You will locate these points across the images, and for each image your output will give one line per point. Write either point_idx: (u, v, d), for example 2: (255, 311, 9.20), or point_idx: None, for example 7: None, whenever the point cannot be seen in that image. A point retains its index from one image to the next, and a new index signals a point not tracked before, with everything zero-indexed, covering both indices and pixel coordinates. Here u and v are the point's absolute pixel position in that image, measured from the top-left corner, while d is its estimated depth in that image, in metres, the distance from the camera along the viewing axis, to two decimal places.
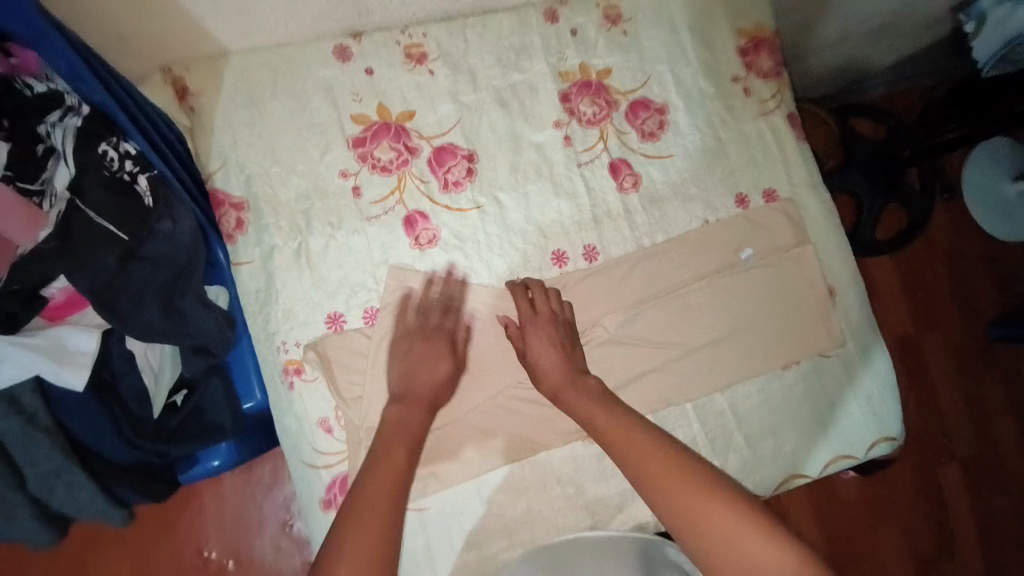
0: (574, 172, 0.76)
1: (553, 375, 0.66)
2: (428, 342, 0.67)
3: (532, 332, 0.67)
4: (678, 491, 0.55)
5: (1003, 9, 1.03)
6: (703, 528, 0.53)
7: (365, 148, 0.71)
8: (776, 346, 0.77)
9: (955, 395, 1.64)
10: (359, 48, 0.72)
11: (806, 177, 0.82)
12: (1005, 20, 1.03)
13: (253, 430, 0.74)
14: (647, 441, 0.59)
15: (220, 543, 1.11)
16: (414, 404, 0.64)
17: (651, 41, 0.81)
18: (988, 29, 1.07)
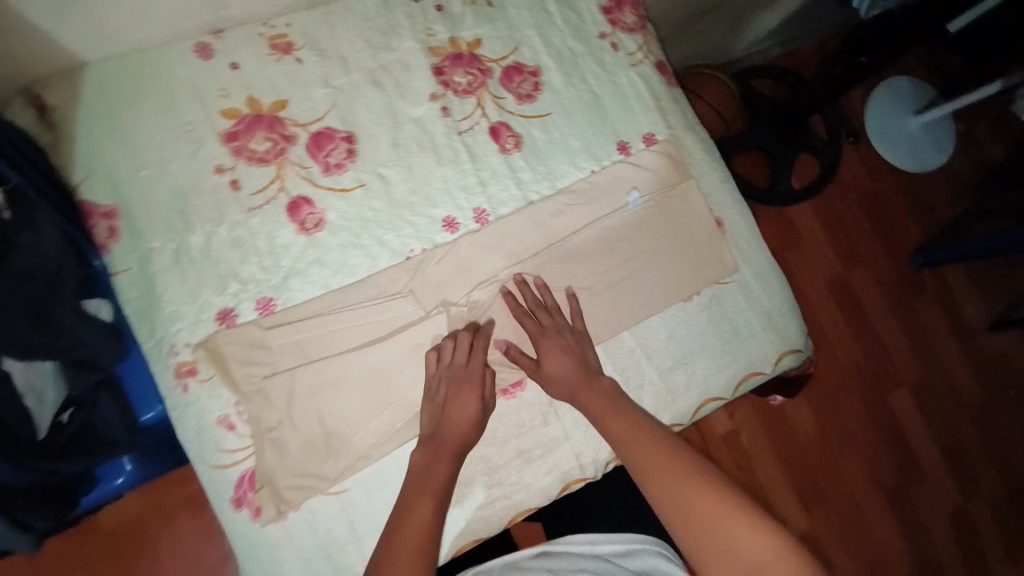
0: (454, 140, 0.78)
1: (572, 380, 0.70)
2: (456, 382, 0.68)
3: (546, 345, 0.71)
4: (681, 494, 0.60)
5: None
6: (696, 516, 0.58)
7: (239, 141, 0.71)
8: (673, 277, 0.80)
9: (892, 323, 1.78)
10: (221, 44, 0.72)
11: (682, 119, 0.86)
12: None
13: (155, 443, 0.75)
14: (651, 440, 0.65)
15: None
16: (414, 482, 0.64)
17: (517, 9, 0.84)
18: None
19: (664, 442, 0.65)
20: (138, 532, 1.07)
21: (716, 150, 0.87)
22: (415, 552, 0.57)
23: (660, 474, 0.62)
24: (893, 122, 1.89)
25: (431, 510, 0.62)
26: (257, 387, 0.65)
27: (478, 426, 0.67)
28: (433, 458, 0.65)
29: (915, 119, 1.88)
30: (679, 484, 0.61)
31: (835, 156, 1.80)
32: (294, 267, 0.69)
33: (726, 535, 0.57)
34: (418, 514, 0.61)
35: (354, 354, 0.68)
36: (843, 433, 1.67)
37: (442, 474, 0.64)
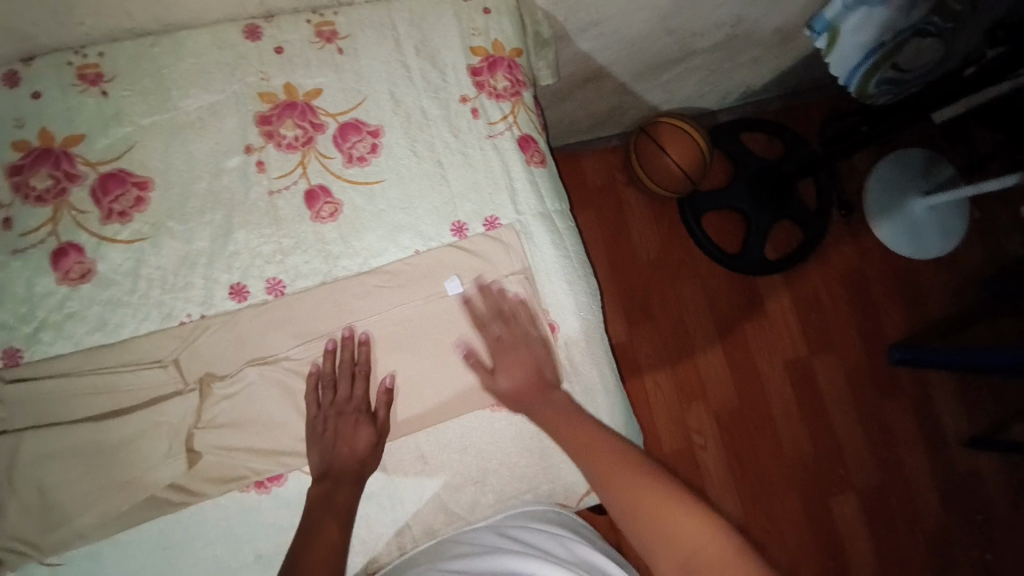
0: (263, 200, 0.71)
1: (522, 391, 0.70)
2: (342, 416, 0.68)
3: (502, 356, 0.71)
4: (632, 488, 0.59)
5: (858, 15, 1.00)
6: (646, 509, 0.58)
7: (22, 176, 0.67)
8: (467, 387, 0.70)
9: (850, 420, 1.62)
10: (26, 72, 0.69)
11: (537, 205, 0.77)
12: (862, 30, 1.03)
13: None
14: (606, 446, 0.64)
15: None
16: (340, 480, 0.66)
17: (370, 60, 0.77)
18: (844, 39, 1.06)
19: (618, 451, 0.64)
20: None
21: (573, 244, 0.78)
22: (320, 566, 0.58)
23: (613, 478, 0.61)
24: (900, 200, 1.68)
25: (337, 532, 0.62)
26: None
27: (372, 452, 0.68)
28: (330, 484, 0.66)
29: (923, 201, 1.65)
30: (622, 478, 0.61)
31: (819, 229, 1.63)
32: (48, 319, 0.65)
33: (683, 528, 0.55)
34: (326, 530, 0.62)
35: (87, 424, 0.63)
36: (770, 532, 1.53)
37: (346, 499, 0.65)
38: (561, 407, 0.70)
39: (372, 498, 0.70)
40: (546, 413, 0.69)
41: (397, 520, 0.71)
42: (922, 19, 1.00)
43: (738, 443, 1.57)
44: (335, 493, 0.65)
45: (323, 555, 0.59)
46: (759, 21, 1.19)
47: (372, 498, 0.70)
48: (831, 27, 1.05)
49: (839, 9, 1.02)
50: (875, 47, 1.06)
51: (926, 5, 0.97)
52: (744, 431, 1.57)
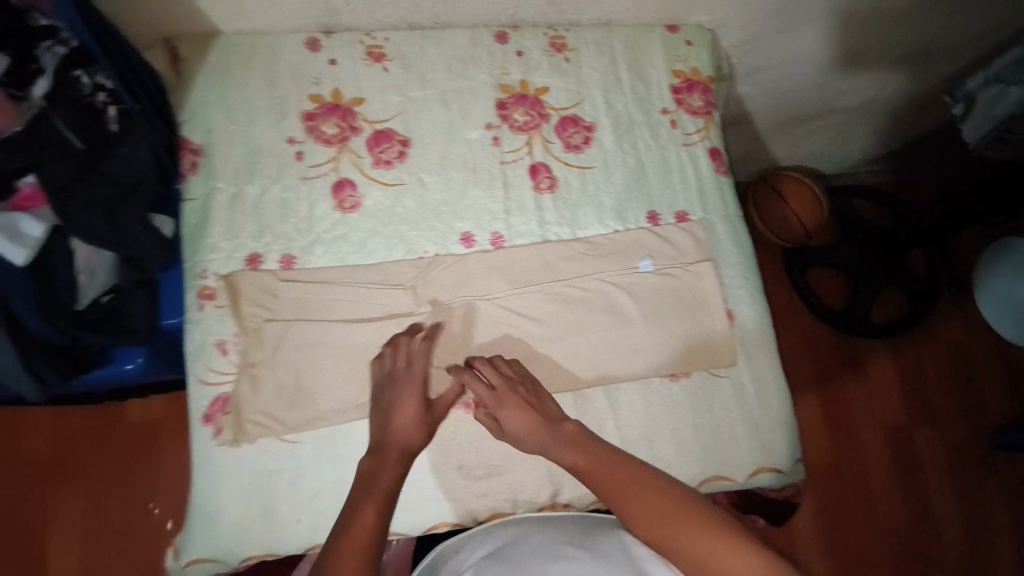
0: (495, 168, 0.84)
1: (528, 432, 0.66)
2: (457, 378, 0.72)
3: (503, 399, 0.68)
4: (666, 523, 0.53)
5: (994, 89, 1.10)
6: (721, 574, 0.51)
7: (314, 122, 0.82)
8: (546, 402, 0.69)
9: (948, 497, 1.58)
10: (327, 42, 0.85)
11: (721, 208, 0.87)
12: (996, 101, 1.10)
13: (167, 349, 0.85)
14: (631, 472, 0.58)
15: (165, 501, 1.18)
16: (386, 455, 0.64)
17: (590, 69, 0.91)
18: (977, 110, 1.14)
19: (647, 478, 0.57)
20: (153, 436, 1.22)
21: (748, 246, 0.87)
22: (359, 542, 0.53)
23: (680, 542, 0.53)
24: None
25: (374, 514, 0.56)
26: (255, 326, 0.74)
27: (425, 431, 0.68)
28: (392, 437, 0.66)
29: None
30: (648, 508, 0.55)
31: (929, 302, 1.65)
32: (321, 237, 0.78)
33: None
34: (363, 517, 0.55)
35: (341, 328, 0.75)
36: None
37: (391, 475, 0.61)
38: (582, 442, 0.62)
39: None
40: (549, 445, 0.64)
41: None
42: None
43: (833, 501, 1.55)
44: (376, 473, 0.61)
45: (362, 542, 0.53)
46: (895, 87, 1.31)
47: None
48: (970, 96, 1.14)
49: (981, 80, 1.12)
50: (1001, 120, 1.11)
51: None
52: (838, 487, 1.56)
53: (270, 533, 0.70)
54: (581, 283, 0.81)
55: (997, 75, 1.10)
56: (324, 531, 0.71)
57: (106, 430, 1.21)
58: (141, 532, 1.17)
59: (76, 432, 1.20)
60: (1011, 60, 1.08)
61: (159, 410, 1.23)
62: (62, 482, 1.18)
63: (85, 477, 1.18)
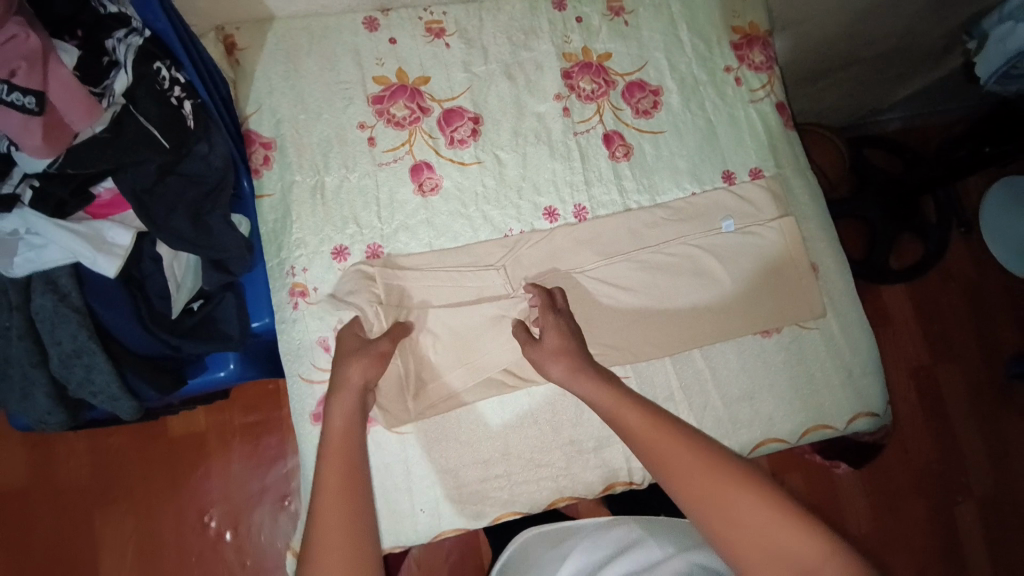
0: (570, 139, 0.83)
1: (564, 353, 0.68)
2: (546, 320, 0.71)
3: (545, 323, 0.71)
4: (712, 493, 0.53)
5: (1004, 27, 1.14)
6: (744, 522, 0.51)
7: (383, 105, 0.79)
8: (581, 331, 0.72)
9: (970, 428, 1.64)
10: (385, 21, 0.82)
11: (793, 163, 0.87)
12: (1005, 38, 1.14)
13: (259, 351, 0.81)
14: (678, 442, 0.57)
15: (222, 510, 1.15)
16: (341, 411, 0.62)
17: (650, 32, 0.89)
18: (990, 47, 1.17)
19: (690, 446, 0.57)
20: (198, 446, 1.18)
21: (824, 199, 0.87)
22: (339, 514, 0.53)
23: (703, 494, 0.53)
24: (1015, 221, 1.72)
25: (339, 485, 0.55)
26: (352, 319, 0.72)
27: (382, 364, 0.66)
28: (331, 398, 0.62)
29: None
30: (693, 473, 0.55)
31: (940, 243, 1.70)
32: (405, 223, 0.76)
33: (788, 547, 0.49)
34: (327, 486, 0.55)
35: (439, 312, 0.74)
36: (896, 532, 1.55)
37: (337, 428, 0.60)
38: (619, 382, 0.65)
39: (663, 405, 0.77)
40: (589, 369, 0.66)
41: None
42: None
43: None
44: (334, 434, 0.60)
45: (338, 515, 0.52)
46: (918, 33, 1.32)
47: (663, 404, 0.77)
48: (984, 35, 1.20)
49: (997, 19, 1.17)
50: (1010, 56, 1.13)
51: None
52: None
53: (392, 522, 0.71)
54: (671, 245, 0.81)
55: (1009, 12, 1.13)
56: (446, 515, 0.72)
57: (146, 449, 1.16)
58: (200, 543, 1.14)
59: (118, 450, 1.16)
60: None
61: (200, 421, 1.19)
62: (111, 503, 1.14)
63: (129, 498, 1.14)
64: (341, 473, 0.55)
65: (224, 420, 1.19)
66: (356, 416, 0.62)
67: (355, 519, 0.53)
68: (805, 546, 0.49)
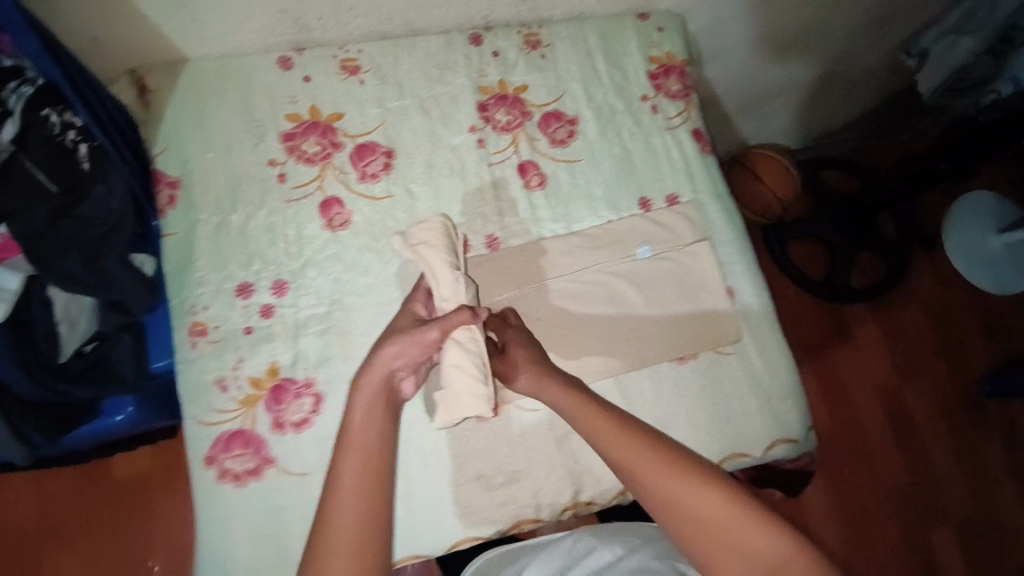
0: (483, 170, 0.83)
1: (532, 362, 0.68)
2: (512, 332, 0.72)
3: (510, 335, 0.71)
4: (684, 498, 0.54)
5: (944, 43, 1.18)
6: (706, 522, 0.53)
7: (294, 142, 0.80)
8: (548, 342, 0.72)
9: (942, 450, 1.61)
10: (299, 59, 0.83)
11: (710, 187, 0.88)
12: (945, 54, 1.18)
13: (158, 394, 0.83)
14: (642, 446, 0.57)
15: (165, 557, 1.11)
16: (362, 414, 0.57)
17: (567, 64, 0.90)
18: (930, 62, 1.21)
19: (658, 449, 0.57)
20: (143, 488, 1.15)
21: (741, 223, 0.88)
22: (364, 534, 0.50)
23: (674, 508, 0.54)
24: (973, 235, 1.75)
25: (352, 505, 0.52)
26: (252, 357, 0.72)
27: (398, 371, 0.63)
28: (365, 377, 0.59)
29: (999, 237, 1.73)
30: (662, 480, 0.55)
31: (900, 260, 1.68)
32: (313, 258, 0.76)
33: (754, 547, 0.51)
34: (343, 505, 0.51)
35: (341, 348, 0.74)
36: (868, 558, 1.51)
37: (370, 437, 0.56)
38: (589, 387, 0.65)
39: (573, 436, 0.76)
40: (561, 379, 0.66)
41: (593, 463, 0.76)
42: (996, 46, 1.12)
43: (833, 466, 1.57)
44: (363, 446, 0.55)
45: (356, 527, 0.51)
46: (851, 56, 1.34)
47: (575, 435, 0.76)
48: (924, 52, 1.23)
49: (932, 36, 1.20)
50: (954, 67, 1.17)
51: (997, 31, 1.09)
52: (836, 453, 1.59)
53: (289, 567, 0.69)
54: (585, 272, 0.81)
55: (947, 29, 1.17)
56: None
57: (87, 493, 1.13)
58: None
59: (60, 494, 1.13)
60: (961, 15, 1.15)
61: (146, 461, 1.16)
62: (50, 549, 1.10)
63: (68, 546, 1.11)
64: (366, 474, 0.53)
65: (170, 459, 1.16)
66: (386, 397, 0.59)
67: (370, 516, 0.51)
68: (766, 543, 0.52)
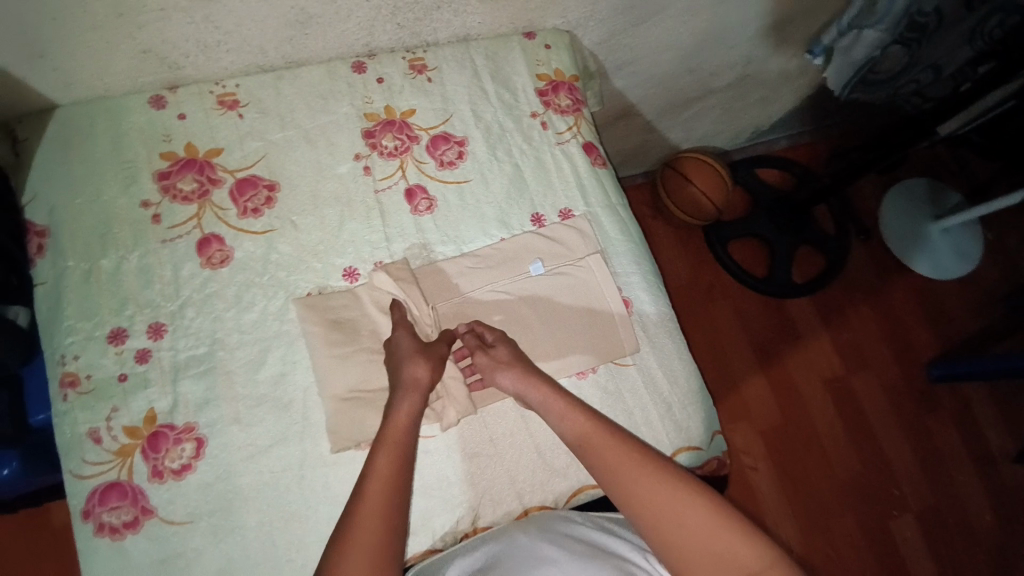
0: (370, 197, 0.82)
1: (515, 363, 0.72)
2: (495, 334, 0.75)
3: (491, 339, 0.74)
4: (641, 482, 0.61)
5: (847, 40, 1.13)
6: (656, 503, 0.60)
7: (169, 181, 0.78)
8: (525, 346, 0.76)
9: (896, 438, 1.61)
10: (173, 97, 0.81)
11: (603, 199, 0.88)
12: (852, 48, 1.15)
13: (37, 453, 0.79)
14: (609, 436, 0.66)
15: None
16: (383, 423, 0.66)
17: (454, 86, 0.90)
18: (837, 58, 1.20)
19: (619, 441, 0.65)
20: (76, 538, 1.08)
21: (636, 232, 0.88)
22: (374, 530, 0.58)
23: (648, 502, 0.60)
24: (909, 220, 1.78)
25: (385, 500, 0.60)
26: (126, 405, 0.69)
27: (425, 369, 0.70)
28: (403, 393, 0.68)
29: (936, 224, 1.75)
30: (624, 464, 0.63)
31: (841, 251, 1.68)
32: (192, 298, 0.74)
33: (697, 526, 0.58)
34: (367, 500, 0.60)
35: (222, 388, 0.71)
36: (834, 555, 1.48)
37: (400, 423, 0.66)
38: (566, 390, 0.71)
39: (472, 460, 0.74)
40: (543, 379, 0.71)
41: (493, 486, 0.74)
42: (902, 35, 1.10)
43: (791, 463, 1.55)
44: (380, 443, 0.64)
45: (374, 519, 0.59)
46: (761, 60, 1.36)
47: (474, 459, 0.74)
48: (828, 49, 1.19)
49: (834, 33, 1.14)
50: (863, 62, 1.17)
51: (906, 22, 1.07)
52: (794, 450, 1.57)
53: None
54: (481, 292, 0.80)
55: (848, 25, 1.10)
56: None
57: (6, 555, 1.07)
58: None
59: None
60: (860, 9, 1.07)
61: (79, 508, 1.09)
62: None
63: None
64: (385, 474, 0.62)
65: None
66: (419, 415, 0.68)
67: (385, 512, 0.60)
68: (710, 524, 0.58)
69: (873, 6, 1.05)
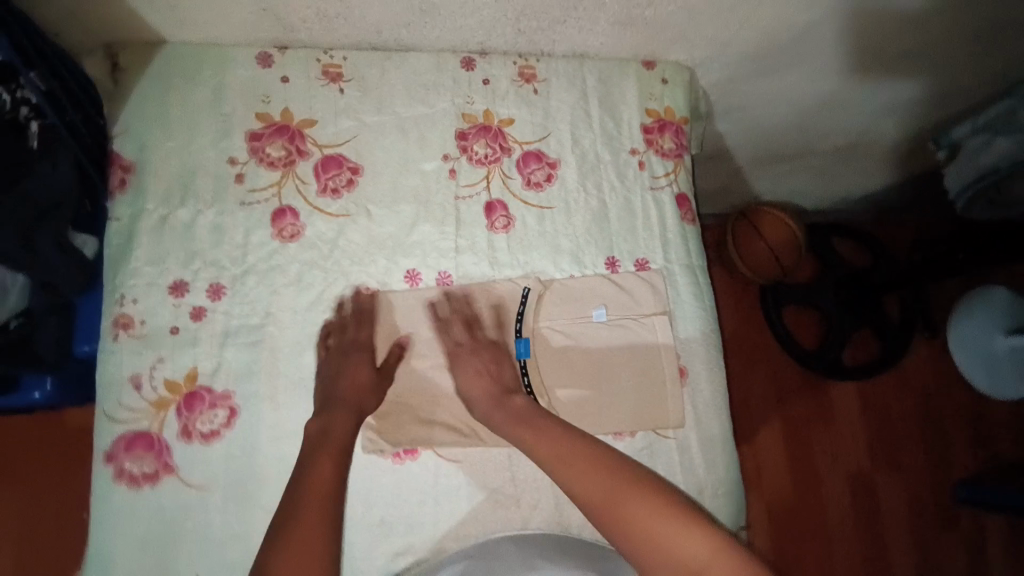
0: (449, 203, 0.80)
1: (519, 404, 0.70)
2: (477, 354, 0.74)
3: (462, 361, 0.73)
4: (620, 495, 0.60)
5: (976, 141, 1.00)
6: (635, 520, 0.59)
7: (259, 142, 0.77)
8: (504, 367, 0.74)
9: (906, 551, 1.47)
10: (280, 58, 0.80)
11: (683, 257, 0.83)
12: (978, 153, 0.99)
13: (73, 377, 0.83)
14: (588, 451, 0.65)
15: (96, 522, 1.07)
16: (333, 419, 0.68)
17: (559, 103, 0.86)
18: (960, 158, 1.03)
19: (598, 454, 0.64)
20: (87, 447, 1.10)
21: (709, 300, 0.83)
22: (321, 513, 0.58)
23: (634, 521, 0.59)
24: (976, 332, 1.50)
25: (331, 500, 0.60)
26: (171, 358, 0.70)
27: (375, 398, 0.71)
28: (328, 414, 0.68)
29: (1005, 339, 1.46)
30: (598, 485, 0.62)
31: (900, 344, 1.52)
32: (256, 266, 0.74)
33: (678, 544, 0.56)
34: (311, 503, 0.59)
35: (265, 364, 0.72)
36: None
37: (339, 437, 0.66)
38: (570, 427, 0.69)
39: (489, 496, 0.73)
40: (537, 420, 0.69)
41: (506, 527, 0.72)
42: None
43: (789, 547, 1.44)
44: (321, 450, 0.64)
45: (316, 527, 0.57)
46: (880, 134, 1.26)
47: (491, 495, 0.73)
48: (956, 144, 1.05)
49: (969, 129, 1.02)
50: (986, 170, 0.98)
51: None
52: (794, 533, 1.45)
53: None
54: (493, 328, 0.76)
55: (986, 124, 0.99)
56: None
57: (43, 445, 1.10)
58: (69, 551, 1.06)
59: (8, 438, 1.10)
60: (1001, 111, 0.97)
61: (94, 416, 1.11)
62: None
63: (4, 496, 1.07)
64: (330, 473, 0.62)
65: None
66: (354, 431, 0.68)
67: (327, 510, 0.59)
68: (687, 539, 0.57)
69: (1016, 112, 0.95)
